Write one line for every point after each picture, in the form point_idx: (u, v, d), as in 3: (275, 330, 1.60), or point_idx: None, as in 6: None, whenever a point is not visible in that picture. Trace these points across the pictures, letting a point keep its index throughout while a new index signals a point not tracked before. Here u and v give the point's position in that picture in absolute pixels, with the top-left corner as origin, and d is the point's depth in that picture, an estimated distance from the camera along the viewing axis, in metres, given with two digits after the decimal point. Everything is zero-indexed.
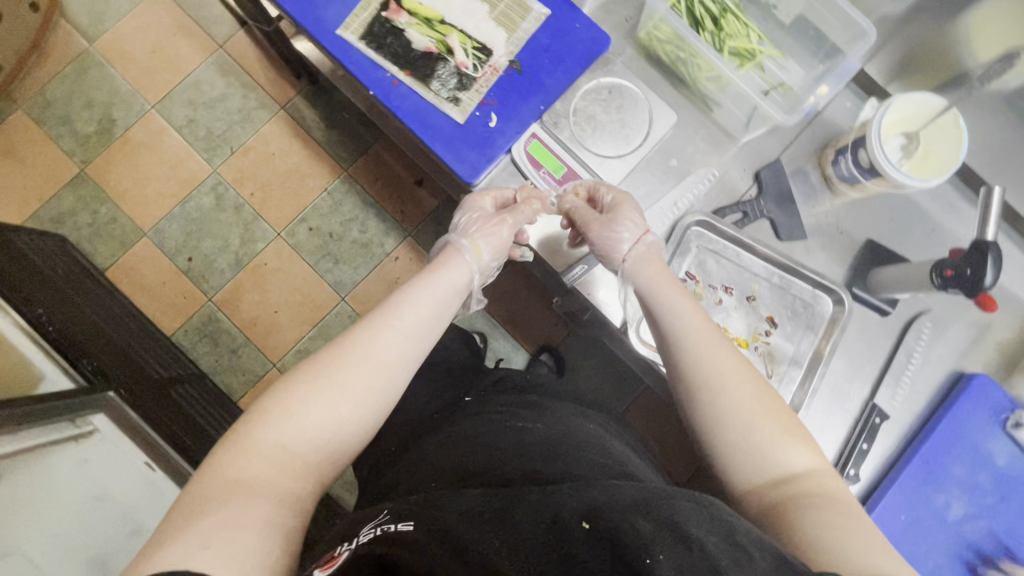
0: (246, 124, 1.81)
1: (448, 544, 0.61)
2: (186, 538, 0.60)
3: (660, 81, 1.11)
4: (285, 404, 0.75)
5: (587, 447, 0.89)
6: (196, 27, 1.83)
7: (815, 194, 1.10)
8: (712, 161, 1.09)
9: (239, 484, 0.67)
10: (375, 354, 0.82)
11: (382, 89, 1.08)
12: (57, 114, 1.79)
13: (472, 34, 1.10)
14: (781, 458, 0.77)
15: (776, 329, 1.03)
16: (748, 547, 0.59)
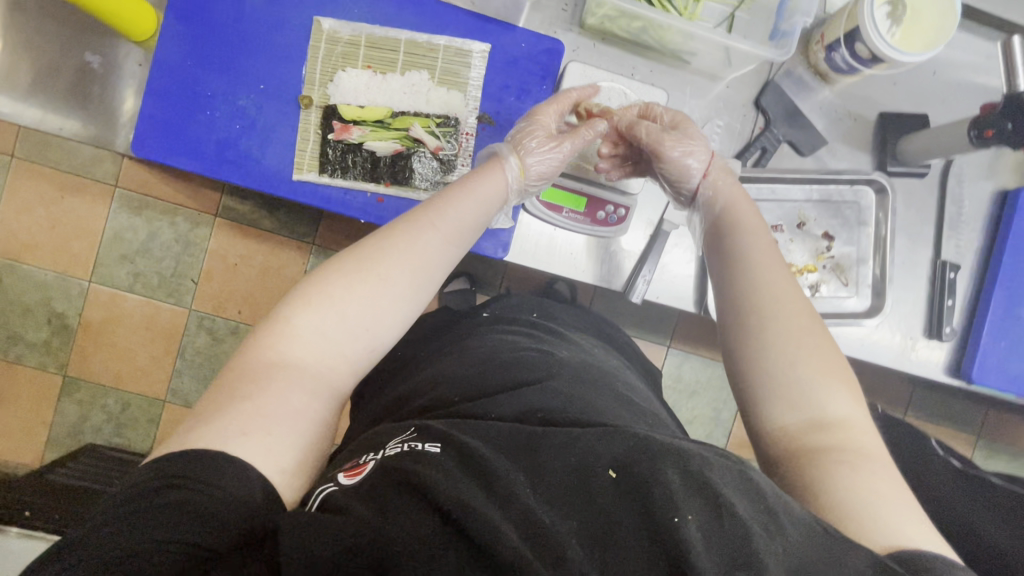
0: (190, 248, 1.68)
1: (477, 474, 0.61)
2: (218, 426, 0.63)
3: (626, 55, 1.05)
4: (329, 291, 0.75)
5: (613, 383, 0.89)
6: (80, 180, 1.63)
7: (812, 90, 1.08)
8: (708, 111, 1.06)
9: (269, 371, 0.69)
10: (410, 255, 0.80)
11: (379, 211, 1.05)
12: (5, 335, 1.65)
13: (429, 110, 1.04)
14: (830, 399, 0.77)
15: (835, 240, 1.06)
16: (781, 516, 0.62)
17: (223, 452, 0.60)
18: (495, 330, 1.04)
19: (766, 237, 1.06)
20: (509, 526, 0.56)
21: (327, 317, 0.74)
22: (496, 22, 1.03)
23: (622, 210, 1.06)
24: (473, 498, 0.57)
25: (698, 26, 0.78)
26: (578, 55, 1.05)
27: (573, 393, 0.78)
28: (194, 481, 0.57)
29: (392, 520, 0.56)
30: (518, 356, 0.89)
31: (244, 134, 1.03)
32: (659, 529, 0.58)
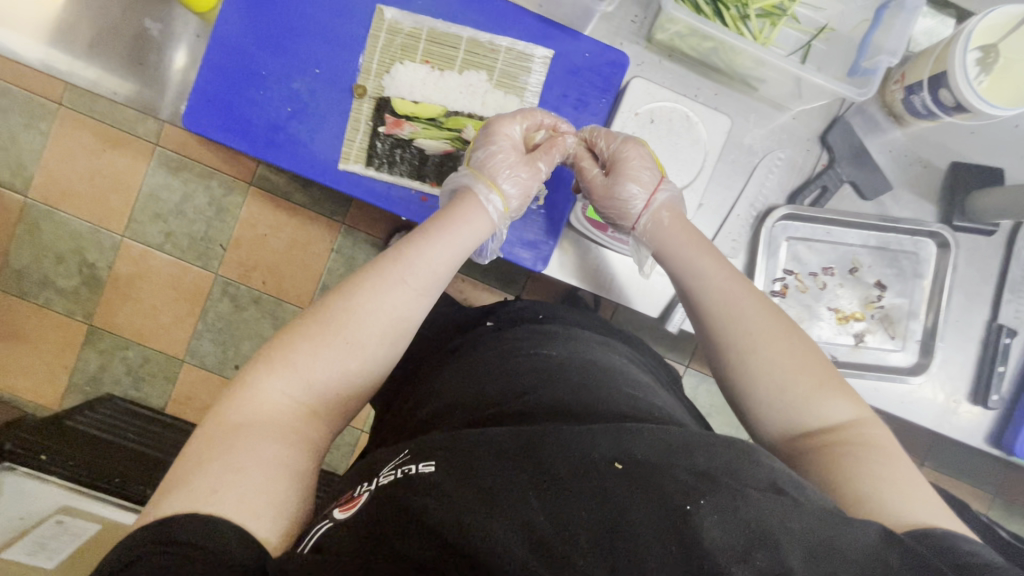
0: (222, 214, 1.69)
1: (472, 486, 0.60)
2: (190, 497, 0.63)
3: (688, 77, 1.02)
4: (287, 354, 0.76)
5: (613, 377, 0.87)
6: (123, 135, 1.65)
7: (881, 130, 1.04)
8: (769, 142, 1.01)
9: (240, 432, 0.69)
10: (381, 308, 0.81)
11: (420, 209, 1.04)
12: (35, 280, 1.68)
13: (483, 111, 1.03)
14: (827, 407, 0.79)
15: (886, 290, 1.03)
16: (790, 493, 0.62)
17: (204, 516, 0.61)
18: (500, 332, 1.04)
19: (816, 280, 1.02)
20: (513, 543, 0.55)
21: (288, 380, 0.75)
22: (562, 28, 1.02)
23: None
24: (471, 519, 0.57)
25: (772, 54, 0.74)
26: (642, 71, 1.03)
27: (563, 399, 0.78)
28: (196, 540, 0.59)
29: (396, 529, 0.57)
30: (518, 361, 0.89)
31: (295, 117, 1.02)
32: (673, 518, 0.58)
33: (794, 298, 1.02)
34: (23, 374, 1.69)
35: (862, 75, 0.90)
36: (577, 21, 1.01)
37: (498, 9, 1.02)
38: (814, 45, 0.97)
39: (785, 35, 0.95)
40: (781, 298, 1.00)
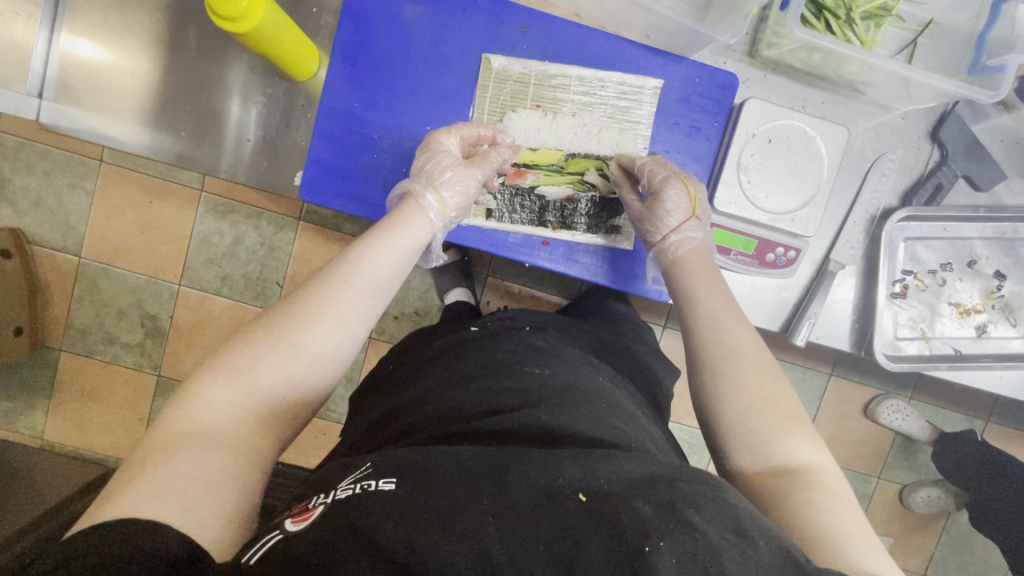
0: (276, 254, 1.28)
1: (426, 503, 0.39)
2: (126, 498, 0.40)
3: (801, 81, 0.78)
4: (239, 359, 0.50)
5: (594, 390, 0.56)
6: (168, 184, 1.25)
7: (989, 118, 0.79)
8: (879, 145, 0.79)
9: (172, 452, 0.44)
10: (321, 320, 0.53)
11: (541, 261, 0.76)
12: (96, 341, 1.30)
13: (589, 153, 0.75)
14: (777, 445, 0.51)
15: (1007, 279, 0.81)
16: (755, 535, 0.40)
17: (131, 514, 0.38)
18: (489, 336, 0.68)
19: (934, 278, 0.81)
20: (459, 571, 0.36)
21: (236, 388, 0.49)
22: (664, 53, 0.74)
23: (794, 252, 0.75)
24: (422, 540, 0.37)
25: (892, 62, 0.65)
26: (749, 92, 0.78)
27: (554, 422, 0.50)
28: (111, 530, 0.37)
29: (316, 560, 0.36)
30: (500, 380, 0.56)
31: (356, 172, 0.73)
32: (624, 555, 0.37)
33: (913, 300, 0.81)
34: (106, 437, 1.32)
35: (982, 76, 0.70)
36: (686, 46, 0.74)
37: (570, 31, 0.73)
38: (918, 46, 0.76)
39: (885, 35, 0.76)
40: (900, 299, 0.81)
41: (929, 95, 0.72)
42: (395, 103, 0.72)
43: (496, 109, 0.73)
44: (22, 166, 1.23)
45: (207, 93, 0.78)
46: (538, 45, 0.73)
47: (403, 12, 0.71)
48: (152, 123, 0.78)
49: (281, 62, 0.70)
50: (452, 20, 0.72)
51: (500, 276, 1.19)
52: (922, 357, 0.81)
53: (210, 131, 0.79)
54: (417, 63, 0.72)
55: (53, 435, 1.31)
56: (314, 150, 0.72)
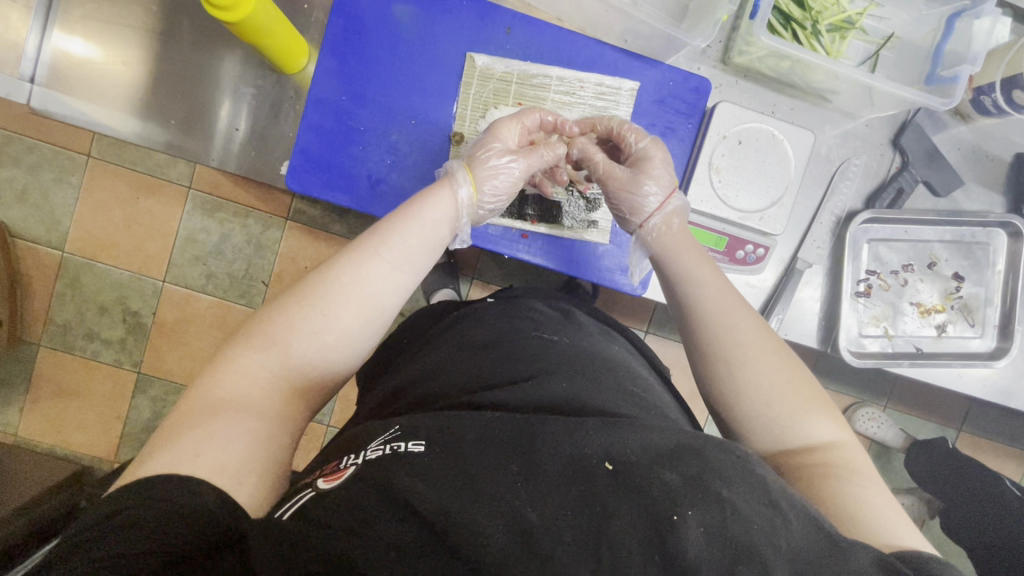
0: (261, 251, 1.28)
1: (457, 466, 0.40)
2: (166, 459, 0.41)
3: (769, 89, 0.81)
4: (272, 328, 0.50)
5: (612, 367, 0.58)
6: (158, 182, 1.25)
7: (947, 128, 0.84)
8: (844, 150, 0.82)
9: (209, 412, 0.45)
10: (350, 294, 0.53)
11: (521, 253, 0.79)
12: (75, 338, 1.28)
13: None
14: (802, 426, 0.52)
15: (965, 281, 0.85)
16: (783, 507, 0.41)
17: (171, 478, 0.39)
18: (503, 309, 0.69)
19: (897, 278, 0.85)
20: (497, 531, 0.36)
21: (270, 356, 0.49)
22: (641, 56, 0.77)
23: (762, 250, 0.78)
24: (456, 502, 0.37)
25: (855, 70, 0.69)
26: (721, 95, 0.81)
27: (571, 393, 0.51)
28: (155, 493, 0.38)
29: (352, 519, 0.37)
30: (521, 352, 0.58)
31: (341, 163, 0.75)
32: (655, 521, 0.38)
33: (877, 299, 0.85)
34: (82, 435, 1.29)
35: (939, 86, 0.75)
36: (661, 51, 0.78)
37: (551, 33, 0.76)
38: (881, 57, 0.81)
39: (851, 47, 0.80)
40: (864, 298, 0.84)
41: (890, 104, 0.76)
42: (382, 98, 0.75)
43: (479, 105, 0.75)
44: (11, 161, 1.22)
45: (199, 83, 0.80)
46: (521, 46, 0.76)
47: (391, 10, 0.74)
48: (144, 112, 0.80)
49: (270, 57, 0.72)
50: (438, 20, 0.74)
51: (486, 278, 1.21)
52: (886, 354, 0.85)
53: (201, 119, 0.80)
54: (405, 60, 0.75)
55: (27, 433, 1.28)
56: (301, 141, 0.74)
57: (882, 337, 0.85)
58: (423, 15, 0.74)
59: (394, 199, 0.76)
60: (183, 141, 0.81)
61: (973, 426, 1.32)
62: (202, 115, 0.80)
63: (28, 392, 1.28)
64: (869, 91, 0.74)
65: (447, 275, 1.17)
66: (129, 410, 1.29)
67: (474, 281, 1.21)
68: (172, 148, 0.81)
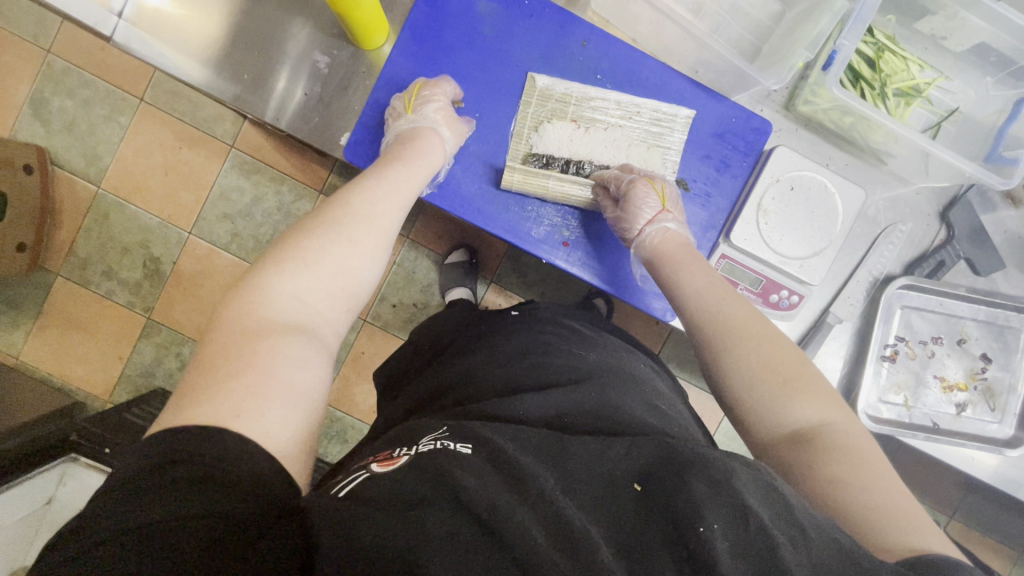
0: (289, 219, 1.29)
1: (500, 465, 0.40)
2: (215, 408, 0.38)
3: (823, 142, 0.83)
4: (295, 259, 0.49)
5: (635, 380, 0.59)
6: (204, 136, 1.27)
7: (997, 210, 0.84)
8: (892, 214, 0.83)
9: (245, 348, 0.42)
10: (374, 221, 0.55)
11: (557, 260, 0.79)
12: (93, 274, 1.29)
13: (611, 165, 0.77)
14: (781, 410, 0.53)
15: (991, 364, 0.84)
16: (808, 528, 0.39)
17: (237, 434, 0.37)
18: (534, 324, 0.69)
19: (924, 349, 0.84)
20: (537, 531, 0.36)
21: (317, 278, 0.49)
22: (708, 88, 0.79)
23: (797, 297, 0.78)
24: (504, 499, 0.37)
25: (917, 134, 0.69)
26: (778, 140, 0.83)
27: (608, 401, 0.51)
28: (208, 447, 0.36)
29: (402, 498, 0.37)
30: (551, 360, 0.58)
31: None
32: (677, 531, 0.38)
33: (901, 367, 0.84)
34: (80, 369, 1.30)
35: (997, 165, 0.74)
36: (730, 87, 0.80)
37: (622, 53, 0.78)
38: (942, 130, 0.82)
39: (914, 115, 0.81)
40: (889, 363, 0.84)
41: (945, 175, 0.76)
42: (450, 87, 0.76)
43: (535, 123, 0.77)
44: (66, 92, 1.25)
45: (273, 46, 0.81)
46: (593, 59, 0.77)
47: (474, 5, 0.76)
48: (213, 66, 0.82)
49: (352, 30, 0.74)
50: (520, 21, 0.76)
51: (503, 285, 1.20)
52: (902, 424, 0.84)
53: (268, 81, 0.82)
54: (479, 55, 0.76)
55: (27, 358, 1.29)
56: (365, 115, 0.75)
57: (904, 412, 0.84)
58: (503, 18, 0.76)
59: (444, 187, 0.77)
60: (247, 97, 0.82)
61: (967, 516, 1.29)
62: (269, 78, 0.82)
63: (36, 318, 1.29)
64: (923, 157, 0.75)
65: (466, 275, 1.16)
66: (132, 351, 1.30)
67: (492, 284, 1.20)
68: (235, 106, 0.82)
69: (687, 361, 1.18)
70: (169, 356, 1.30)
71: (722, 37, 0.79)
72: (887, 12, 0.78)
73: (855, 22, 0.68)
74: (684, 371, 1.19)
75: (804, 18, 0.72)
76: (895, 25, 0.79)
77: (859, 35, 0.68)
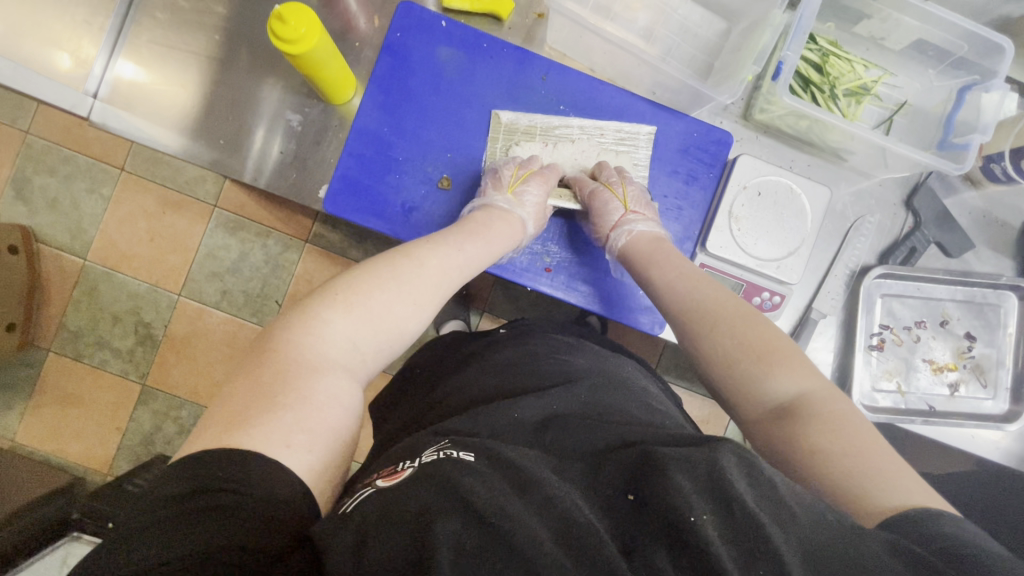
0: (277, 270, 1.30)
1: (508, 470, 0.39)
2: (262, 434, 0.42)
3: (783, 146, 0.86)
4: (361, 296, 0.54)
5: (620, 382, 0.58)
6: (186, 198, 1.29)
7: (958, 193, 0.87)
8: (859, 208, 0.86)
9: (303, 375, 0.47)
10: (436, 274, 0.60)
11: (541, 286, 0.80)
12: (85, 347, 1.29)
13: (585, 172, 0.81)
14: (765, 384, 0.54)
15: (976, 341, 0.86)
16: (791, 502, 0.37)
17: (260, 461, 0.40)
18: (523, 338, 0.69)
19: (909, 334, 0.86)
20: (543, 529, 0.35)
21: (380, 322, 0.54)
22: (667, 108, 0.82)
23: (779, 298, 0.80)
24: (513, 505, 0.36)
25: (870, 132, 0.72)
26: (741, 149, 0.86)
27: (601, 406, 0.50)
28: (233, 479, 0.39)
29: (414, 510, 0.36)
30: (543, 368, 0.58)
31: (376, 189, 0.78)
32: (667, 522, 0.36)
33: (889, 354, 0.86)
34: (77, 445, 1.28)
35: (951, 151, 0.77)
36: (687, 104, 0.83)
37: (583, 80, 0.81)
38: (895, 122, 0.85)
39: (866, 112, 0.85)
40: (877, 352, 0.85)
41: (904, 166, 0.79)
42: (422, 131, 0.79)
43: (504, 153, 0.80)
44: (47, 170, 1.27)
45: (248, 108, 0.84)
46: (555, 91, 0.81)
47: (436, 52, 0.79)
48: (189, 132, 0.84)
49: (320, 87, 0.76)
50: (481, 61, 0.80)
51: (496, 313, 1.21)
52: (899, 410, 0.85)
53: (245, 141, 0.84)
54: (445, 98, 0.79)
55: (23, 439, 1.27)
56: (341, 166, 0.78)
57: (900, 401, 0.85)
58: (466, 61, 0.80)
59: (425, 227, 0.79)
60: (226, 159, 0.84)
61: None
62: (246, 138, 0.84)
63: (30, 396, 1.28)
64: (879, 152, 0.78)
65: (459, 307, 1.17)
66: (130, 420, 1.29)
67: (485, 314, 1.21)
68: (215, 167, 0.84)
69: (685, 368, 1.19)
70: (167, 421, 1.29)
71: (675, 58, 0.82)
72: (825, 18, 0.82)
73: (796, 35, 0.72)
74: (684, 378, 1.19)
75: (749, 34, 0.76)
76: (836, 29, 0.84)
77: (801, 45, 0.71)
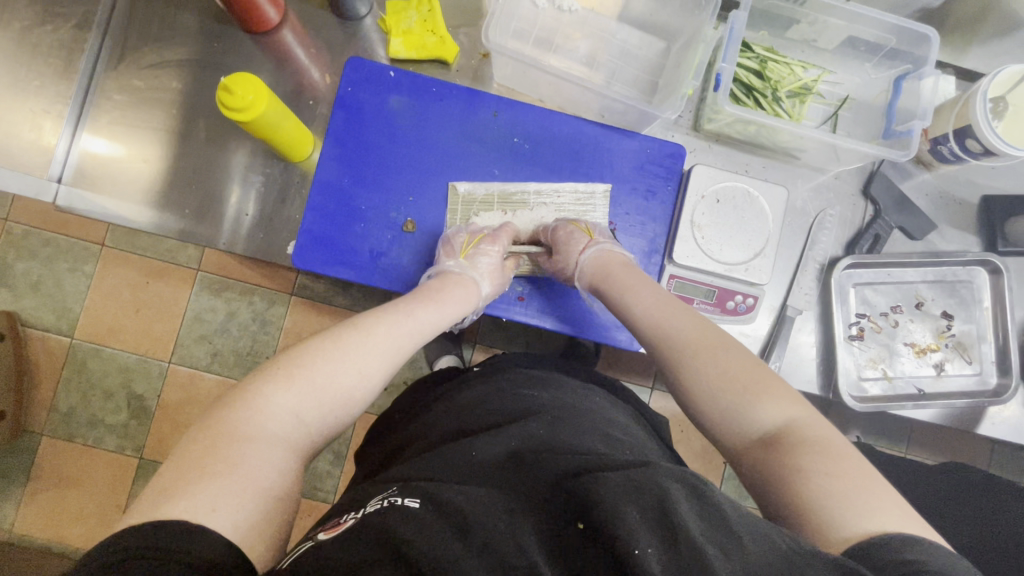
0: (265, 327, 1.30)
1: (449, 518, 0.39)
2: (189, 501, 0.40)
3: (736, 151, 0.88)
4: (306, 368, 0.54)
5: (578, 413, 0.57)
6: (167, 265, 1.30)
7: (913, 177, 0.89)
8: (818, 202, 0.88)
9: (235, 447, 0.45)
10: (384, 340, 0.61)
11: (516, 314, 0.83)
12: (78, 427, 1.28)
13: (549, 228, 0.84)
14: (748, 413, 0.53)
15: (954, 319, 0.86)
16: (740, 532, 0.38)
17: (186, 524, 0.39)
18: (490, 374, 0.69)
19: (887, 319, 0.86)
20: None
21: (320, 395, 0.53)
22: (618, 128, 0.84)
23: (752, 299, 0.80)
24: (453, 555, 0.36)
25: (813, 130, 0.74)
26: (696, 158, 0.88)
27: (554, 435, 0.50)
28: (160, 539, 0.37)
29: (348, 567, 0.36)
30: (504, 404, 0.58)
31: (342, 239, 0.79)
32: (614, 560, 0.36)
33: (871, 342, 0.86)
34: (76, 528, 1.26)
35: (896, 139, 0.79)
36: (638, 122, 0.86)
37: (534, 112, 0.83)
38: (840, 117, 0.87)
39: (811, 110, 0.87)
40: (858, 342, 0.85)
41: (854, 158, 0.81)
42: (382, 178, 0.81)
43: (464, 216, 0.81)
44: (28, 254, 1.28)
45: (214, 174, 0.86)
46: (507, 124, 0.83)
47: (388, 102, 0.82)
48: (159, 204, 0.85)
49: (279, 147, 0.78)
50: (432, 104, 0.82)
51: (487, 344, 1.21)
52: (888, 397, 0.85)
53: (214, 206, 0.86)
54: (402, 144, 0.81)
55: (21, 528, 1.25)
56: (306, 221, 0.79)
57: (887, 387, 0.85)
58: (419, 106, 0.82)
59: (395, 271, 0.80)
60: (197, 226, 0.86)
61: None
62: (216, 202, 0.86)
63: (26, 483, 1.26)
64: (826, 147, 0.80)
65: (449, 342, 1.17)
66: (128, 496, 1.26)
67: (476, 346, 1.21)
68: (187, 234, 0.85)
69: None
70: None
71: (621, 79, 0.85)
72: (759, 27, 0.86)
73: (728, 48, 0.75)
74: None
75: (686, 50, 0.79)
76: (770, 36, 0.87)
77: (734, 56, 0.74)
